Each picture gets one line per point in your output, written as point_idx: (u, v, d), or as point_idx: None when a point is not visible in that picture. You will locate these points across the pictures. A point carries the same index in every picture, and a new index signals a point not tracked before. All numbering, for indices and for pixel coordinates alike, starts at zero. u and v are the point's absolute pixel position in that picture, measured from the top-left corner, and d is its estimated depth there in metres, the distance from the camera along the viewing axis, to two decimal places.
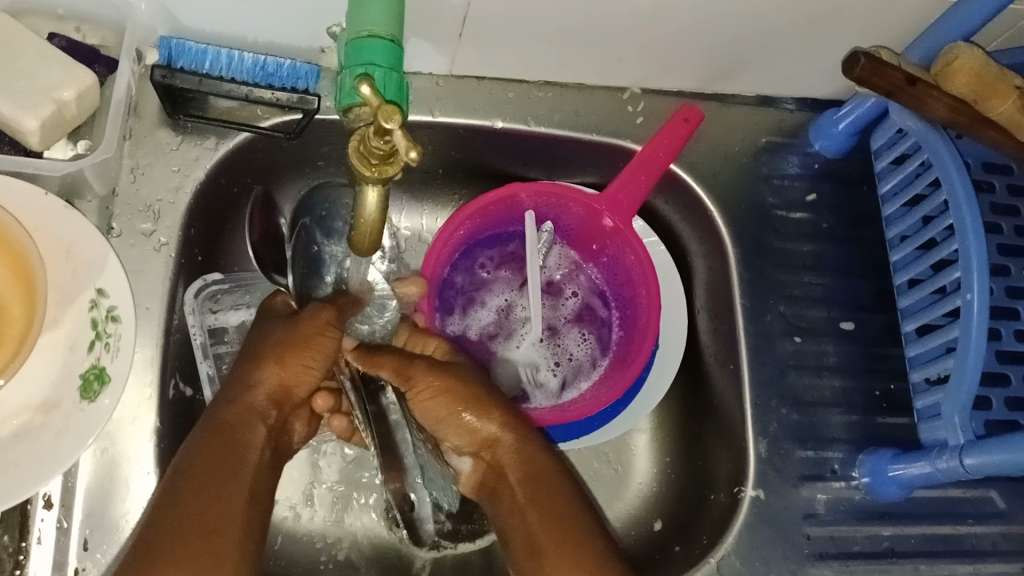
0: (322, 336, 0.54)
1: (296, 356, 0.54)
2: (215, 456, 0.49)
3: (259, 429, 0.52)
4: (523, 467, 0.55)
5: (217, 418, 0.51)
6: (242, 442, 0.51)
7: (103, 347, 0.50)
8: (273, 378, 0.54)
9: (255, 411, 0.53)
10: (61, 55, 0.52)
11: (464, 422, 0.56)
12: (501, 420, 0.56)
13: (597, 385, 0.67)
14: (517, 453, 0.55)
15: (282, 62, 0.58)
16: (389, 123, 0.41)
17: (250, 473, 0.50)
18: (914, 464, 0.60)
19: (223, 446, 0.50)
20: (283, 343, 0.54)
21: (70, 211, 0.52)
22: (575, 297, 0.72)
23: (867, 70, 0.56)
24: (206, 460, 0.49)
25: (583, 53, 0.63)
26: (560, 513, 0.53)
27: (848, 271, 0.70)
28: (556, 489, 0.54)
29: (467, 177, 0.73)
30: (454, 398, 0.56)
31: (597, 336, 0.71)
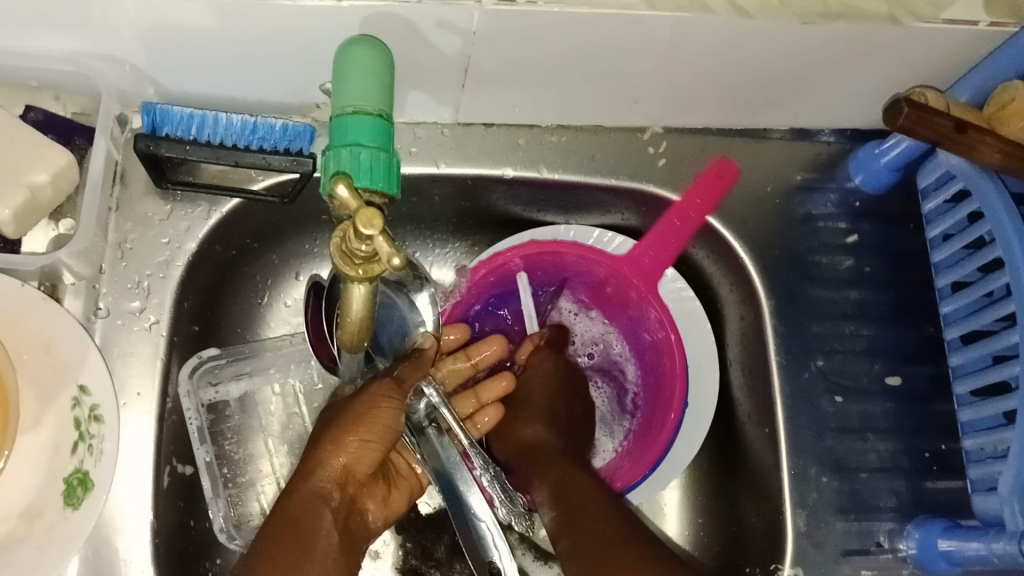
0: (380, 406, 0.51)
1: (353, 433, 0.52)
2: (295, 539, 0.49)
3: (327, 515, 0.51)
4: (561, 472, 0.59)
5: (286, 509, 0.50)
6: (313, 530, 0.50)
7: (87, 450, 0.47)
8: (337, 461, 0.53)
9: (323, 496, 0.52)
10: (34, 137, 0.49)
11: (533, 430, 0.65)
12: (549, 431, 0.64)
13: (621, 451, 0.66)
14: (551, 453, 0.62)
15: (273, 123, 0.55)
16: (369, 230, 0.37)
17: (319, 562, 0.49)
18: (968, 543, 0.56)
19: (294, 535, 0.49)
20: (338, 423, 0.52)
21: (49, 305, 0.48)
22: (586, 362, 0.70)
23: (911, 120, 0.50)
24: (281, 550, 0.48)
25: (595, 95, 0.59)
26: (614, 535, 0.53)
27: (895, 319, 0.64)
28: (584, 493, 0.57)
29: (480, 223, 0.68)
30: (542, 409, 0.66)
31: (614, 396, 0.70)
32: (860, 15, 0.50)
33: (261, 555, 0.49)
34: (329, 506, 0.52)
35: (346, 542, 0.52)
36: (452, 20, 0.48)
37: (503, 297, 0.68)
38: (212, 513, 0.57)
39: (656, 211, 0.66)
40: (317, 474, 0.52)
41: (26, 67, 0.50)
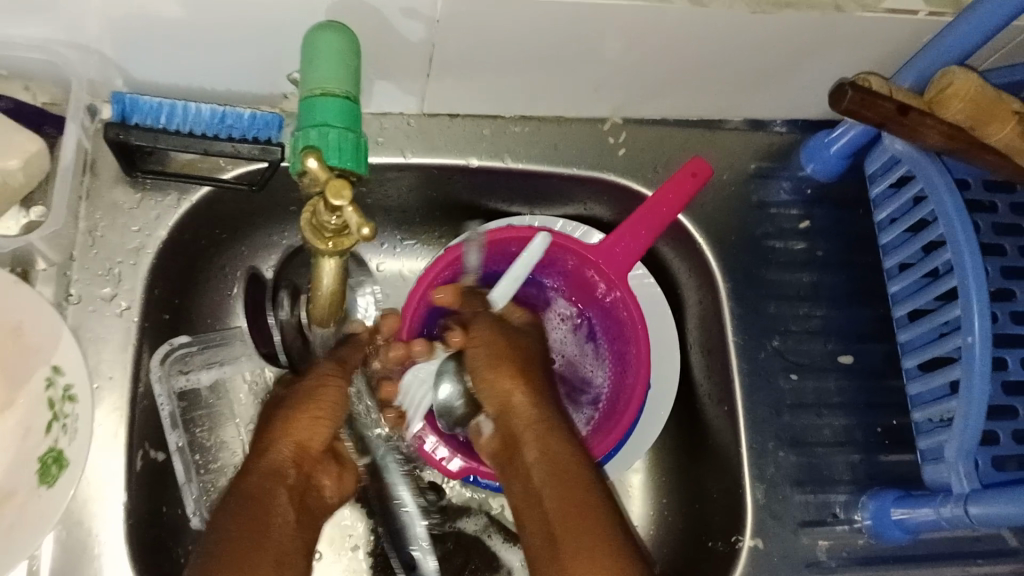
0: (326, 386, 0.55)
1: (303, 411, 0.53)
2: (250, 510, 0.48)
3: (283, 494, 0.50)
4: (543, 449, 0.52)
5: (241, 490, 0.49)
6: (270, 507, 0.49)
7: (61, 429, 0.48)
8: (288, 442, 0.53)
9: (278, 473, 0.51)
10: (5, 124, 0.50)
11: (502, 386, 0.55)
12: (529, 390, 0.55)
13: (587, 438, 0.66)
14: (535, 429, 0.53)
15: (242, 112, 0.57)
16: (338, 200, 0.38)
17: (278, 538, 0.48)
18: (919, 510, 0.58)
19: (250, 510, 0.48)
20: (289, 403, 0.54)
21: (21, 286, 0.49)
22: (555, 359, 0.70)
23: (856, 101, 0.52)
24: (236, 518, 0.47)
25: (556, 85, 0.61)
26: (572, 485, 0.50)
27: (846, 300, 0.67)
28: (576, 473, 0.50)
29: (446, 215, 0.70)
30: (506, 359, 0.56)
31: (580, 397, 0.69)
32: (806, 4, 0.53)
33: (220, 525, 0.47)
34: (286, 483, 0.51)
35: (305, 522, 0.51)
36: (416, 7, 0.50)
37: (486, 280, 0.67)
38: (185, 496, 0.58)
39: (618, 199, 0.68)
40: (271, 453, 0.52)
41: None
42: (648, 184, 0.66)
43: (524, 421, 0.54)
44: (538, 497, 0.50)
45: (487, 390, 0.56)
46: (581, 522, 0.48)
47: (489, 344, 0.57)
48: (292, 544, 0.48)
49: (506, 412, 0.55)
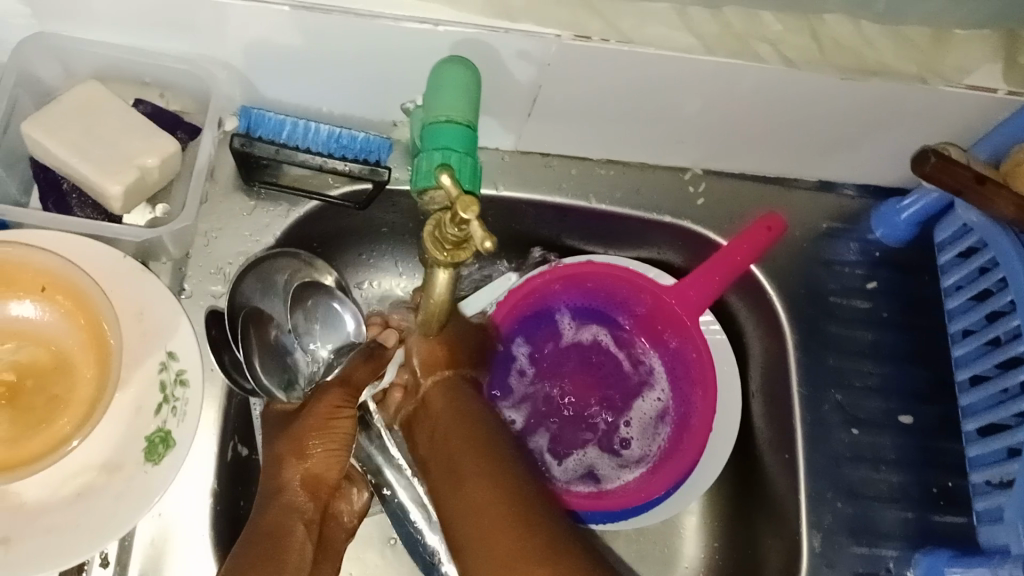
0: (340, 415, 0.56)
1: (315, 437, 0.55)
2: (266, 551, 0.50)
3: (300, 527, 0.53)
4: (479, 454, 0.52)
5: (260, 524, 0.52)
6: (284, 540, 0.51)
7: (170, 411, 0.51)
8: (298, 471, 0.54)
9: (292, 508, 0.53)
10: (146, 125, 0.54)
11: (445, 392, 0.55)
12: (470, 401, 0.55)
13: (643, 477, 0.67)
14: (474, 427, 0.53)
15: (357, 135, 0.60)
16: (466, 214, 0.41)
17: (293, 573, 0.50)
18: (973, 569, 0.59)
19: (268, 550, 0.50)
20: (296, 433, 0.55)
21: (147, 276, 0.53)
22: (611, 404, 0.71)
23: (936, 168, 0.56)
24: (251, 561, 0.49)
25: (646, 134, 0.64)
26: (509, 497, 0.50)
27: (907, 361, 0.69)
28: (520, 488, 0.50)
29: (525, 248, 0.73)
30: (449, 379, 0.56)
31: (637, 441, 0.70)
32: (894, 74, 0.56)
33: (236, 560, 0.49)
34: (303, 516, 0.53)
35: (325, 556, 0.54)
36: (531, 53, 0.53)
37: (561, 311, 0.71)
38: None
39: (692, 247, 0.71)
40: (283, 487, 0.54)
41: (142, 64, 0.56)
42: (722, 234, 0.69)
43: (447, 423, 0.54)
44: (455, 497, 0.51)
45: (429, 400, 0.55)
46: (515, 535, 0.48)
47: (432, 359, 0.56)
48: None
49: (433, 417, 0.55)
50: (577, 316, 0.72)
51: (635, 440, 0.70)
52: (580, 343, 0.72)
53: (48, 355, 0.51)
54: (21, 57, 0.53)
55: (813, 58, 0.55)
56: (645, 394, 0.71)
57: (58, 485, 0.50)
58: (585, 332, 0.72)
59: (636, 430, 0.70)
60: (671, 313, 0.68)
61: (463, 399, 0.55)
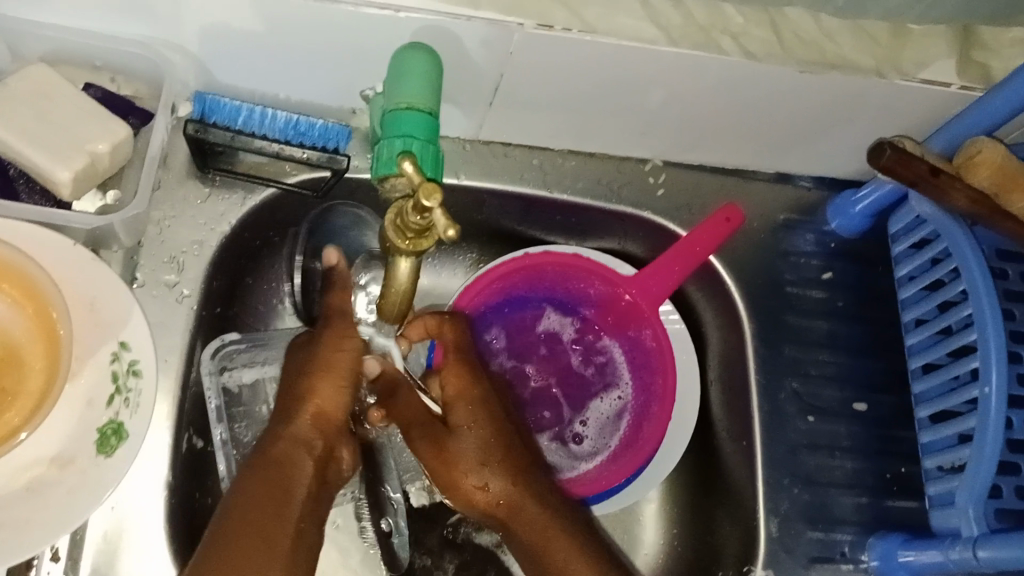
0: (340, 351, 0.54)
1: (327, 381, 0.54)
2: (263, 492, 0.51)
3: (306, 462, 0.53)
4: (529, 534, 0.59)
5: (264, 453, 0.53)
6: (292, 473, 0.53)
7: (123, 403, 0.50)
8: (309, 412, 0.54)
9: (297, 440, 0.54)
10: (97, 110, 0.52)
11: (470, 485, 0.59)
12: (504, 485, 0.59)
13: (604, 467, 0.68)
14: (519, 515, 0.59)
15: (314, 122, 0.59)
16: (429, 201, 0.41)
17: (295, 509, 0.52)
18: (924, 552, 0.60)
19: (271, 481, 0.52)
20: (315, 365, 0.55)
21: (97, 263, 0.51)
22: (574, 393, 0.71)
23: (893, 160, 0.57)
24: (249, 498, 0.51)
25: (608, 124, 0.64)
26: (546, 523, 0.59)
27: (862, 351, 0.70)
28: (576, 553, 0.58)
29: (485, 238, 0.73)
30: (458, 465, 0.58)
31: (596, 430, 0.71)
32: (852, 67, 0.57)
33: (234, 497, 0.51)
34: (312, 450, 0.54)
35: (325, 490, 0.54)
36: (494, 41, 0.53)
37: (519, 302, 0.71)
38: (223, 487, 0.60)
39: (652, 238, 0.71)
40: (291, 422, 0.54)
41: (93, 47, 0.54)
42: (682, 225, 0.70)
43: (481, 479, 0.59)
44: (535, 574, 0.59)
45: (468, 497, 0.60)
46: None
47: (434, 456, 0.58)
48: (308, 510, 0.53)
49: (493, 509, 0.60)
50: (538, 308, 0.72)
51: (592, 432, 0.71)
52: (538, 333, 0.72)
53: None
54: None
55: (774, 51, 0.55)
56: (604, 394, 0.71)
57: (7, 479, 0.49)
58: (544, 322, 0.72)
59: (591, 428, 0.71)
60: (631, 303, 0.68)
61: (487, 486, 0.59)
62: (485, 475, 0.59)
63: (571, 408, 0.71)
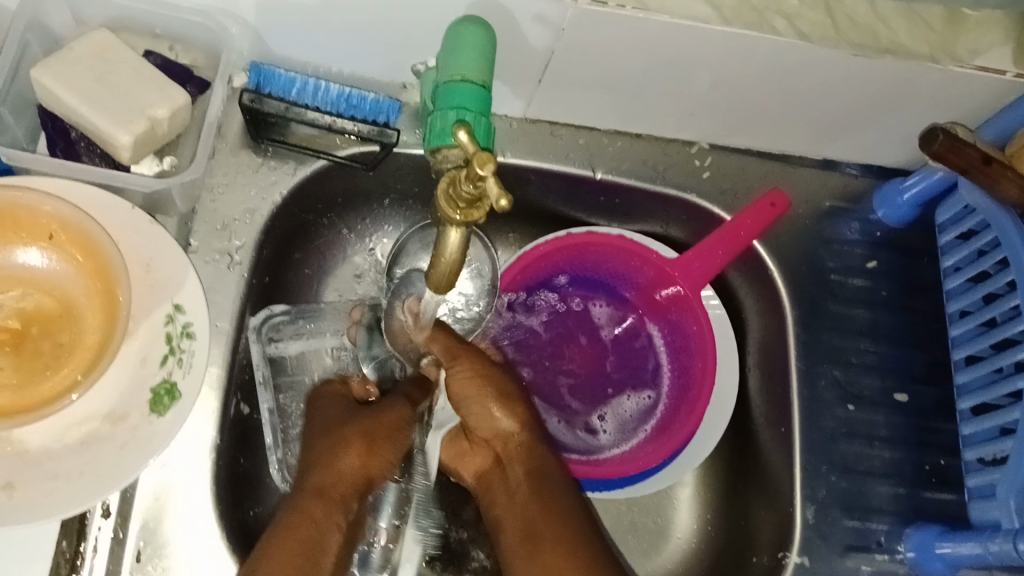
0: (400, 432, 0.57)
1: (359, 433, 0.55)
2: (308, 524, 0.50)
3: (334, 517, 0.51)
4: (528, 462, 0.57)
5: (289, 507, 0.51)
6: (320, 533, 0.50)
7: (176, 362, 0.51)
8: (354, 465, 0.54)
9: (336, 497, 0.52)
10: (157, 76, 0.54)
11: (490, 415, 0.59)
12: (520, 420, 0.59)
13: (634, 449, 0.68)
14: (524, 449, 0.58)
15: (366, 95, 0.59)
16: (482, 170, 0.41)
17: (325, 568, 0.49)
18: (963, 544, 0.60)
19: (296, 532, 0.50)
20: (372, 433, 0.55)
21: (155, 227, 0.53)
22: (599, 378, 0.72)
23: (945, 146, 0.57)
24: (288, 543, 0.49)
25: (655, 105, 0.64)
26: (554, 501, 0.55)
27: (903, 340, 0.70)
28: (558, 487, 0.56)
29: (528, 217, 0.74)
30: (491, 386, 0.59)
31: (617, 420, 0.71)
32: (906, 53, 0.56)
33: (274, 544, 0.49)
34: (331, 500, 0.52)
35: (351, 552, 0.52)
36: (547, 18, 0.53)
37: (555, 281, 0.72)
38: (269, 457, 0.61)
39: (696, 222, 0.71)
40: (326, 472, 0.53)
41: (155, 14, 0.55)
42: (726, 209, 0.70)
43: (514, 453, 0.58)
44: (523, 492, 0.56)
45: (479, 422, 0.59)
46: (558, 523, 0.54)
47: (468, 379, 0.59)
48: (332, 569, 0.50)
49: (499, 441, 0.59)
50: (578, 288, 0.73)
51: (614, 421, 0.71)
52: (575, 316, 0.73)
53: (55, 303, 0.52)
54: (32, 3, 0.52)
55: (827, 33, 0.55)
56: (633, 393, 0.71)
57: (61, 433, 0.50)
58: (586, 301, 0.73)
59: (613, 421, 0.71)
60: (674, 285, 0.68)
61: (499, 416, 0.58)
62: (506, 405, 0.59)
63: (595, 397, 0.71)
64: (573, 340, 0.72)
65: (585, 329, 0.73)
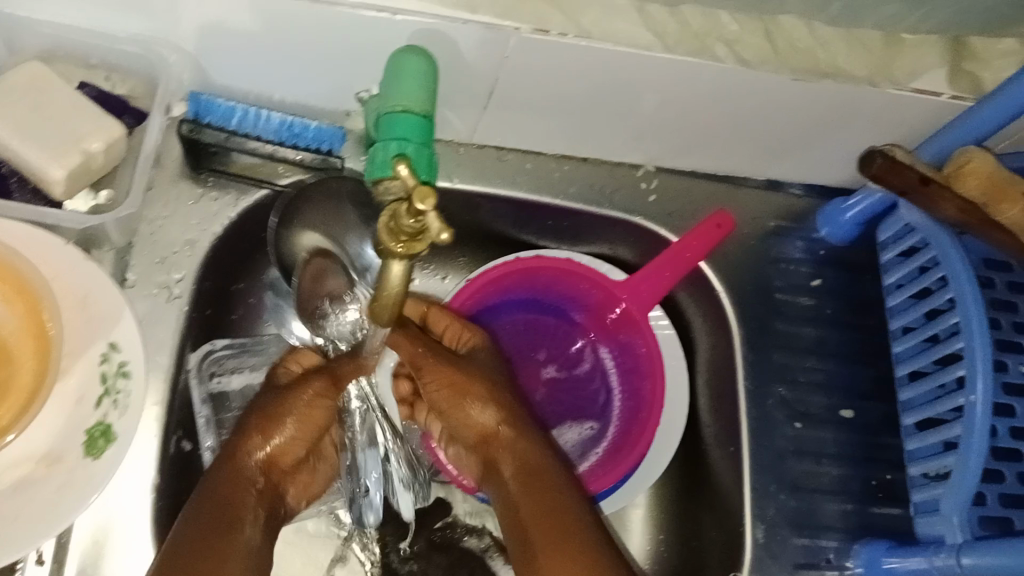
0: (315, 406, 0.58)
1: (276, 422, 0.57)
2: (225, 504, 0.53)
3: (249, 496, 0.55)
4: (518, 457, 0.58)
5: (206, 489, 0.53)
6: (231, 511, 0.53)
7: (112, 404, 0.50)
8: (257, 448, 0.56)
9: (247, 479, 0.55)
10: (91, 108, 0.52)
11: (466, 414, 0.59)
12: (501, 415, 0.59)
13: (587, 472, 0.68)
14: (511, 444, 0.58)
15: (309, 123, 0.59)
16: (423, 205, 0.40)
17: (238, 541, 0.52)
18: (910, 559, 0.61)
19: (211, 517, 0.52)
20: (271, 415, 0.57)
21: (89, 262, 0.52)
22: (543, 405, 0.72)
23: (883, 168, 0.60)
24: (204, 518, 0.52)
25: (601, 129, 0.64)
26: (545, 494, 0.56)
27: (849, 357, 0.71)
28: (548, 481, 0.57)
29: (477, 241, 0.73)
30: (465, 390, 0.58)
31: (556, 452, 0.71)
32: (844, 77, 0.57)
33: (189, 524, 0.51)
34: (243, 488, 0.55)
35: (272, 517, 0.57)
36: (489, 45, 0.53)
37: (503, 307, 0.71)
38: None
39: (643, 244, 0.72)
40: (239, 458, 0.55)
41: (89, 44, 0.54)
42: (673, 231, 0.70)
43: (506, 453, 0.58)
44: (515, 489, 0.57)
45: (465, 425, 0.59)
46: (554, 512, 0.55)
47: (443, 388, 0.58)
48: (255, 527, 0.54)
49: (486, 439, 0.59)
50: (529, 313, 0.73)
51: (552, 452, 0.71)
52: (522, 341, 0.73)
53: None
54: None
55: (767, 59, 0.55)
56: (574, 423, 0.71)
57: None
58: (535, 328, 0.73)
59: None
60: (622, 308, 0.69)
61: (478, 415, 0.59)
62: (484, 403, 0.59)
63: (538, 425, 0.71)
64: (521, 366, 0.72)
65: (531, 355, 0.73)
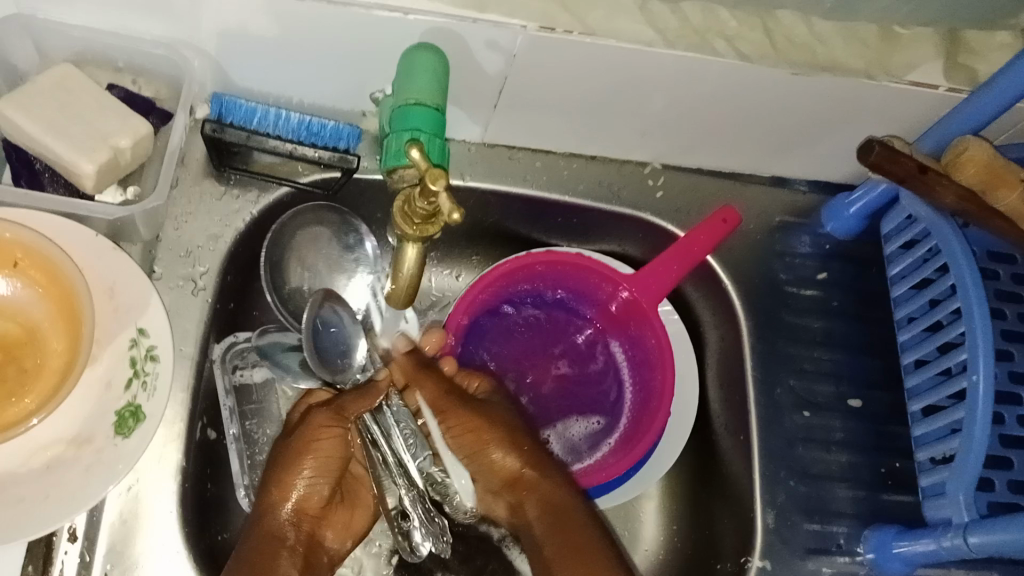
0: (323, 437, 0.57)
1: (299, 464, 0.57)
2: (262, 553, 0.53)
3: (284, 550, 0.54)
4: (542, 501, 0.59)
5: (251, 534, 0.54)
6: (270, 559, 0.53)
7: (140, 386, 0.52)
8: (283, 497, 0.56)
9: (279, 534, 0.55)
10: (119, 107, 0.55)
11: (490, 460, 0.59)
12: (525, 459, 0.60)
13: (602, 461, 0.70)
14: (535, 489, 0.59)
15: (326, 123, 0.61)
16: (435, 186, 0.42)
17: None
18: (918, 541, 0.61)
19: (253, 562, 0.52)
20: (287, 459, 0.57)
21: (118, 253, 0.54)
22: (552, 399, 0.73)
23: (882, 156, 0.60)
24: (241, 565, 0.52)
25: (608, 127, 0.66)
26: (568, 534, 0.56)
27: (857, 348, 0.72)
28: (571, 520, 0.57)
29: (491, 240, 0.75)
30: (484, 435, 0.59)
31: (564, 444, 0.72)
32: (844, 70, 0.59)
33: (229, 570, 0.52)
34: (282, 540, 0.55)
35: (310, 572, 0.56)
36: (498, 44, 0.55)
37: (515, 301, 0.73)
38: (236, 484, 0.62)
39: (651, 239, 0.74)
40: (268, 508, 0.56)
41: (117, 47, 0.57)
42: (681, 226, 0.72)
43: (529, 499, 0.59)
44: (540, 533, 0.58)
45: (485, 472, 0.60)
46: (582, 548, 0.56)
47: (466, 432, 0.59)
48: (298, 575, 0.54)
49: (510, 481, 0.60)
50: (541, 307, 0.74)
51: (560, 445, 0.72)
52: (532, 336, 0.74)
53: (20, 329, 0.52)
54: None
55: (766, 53, 0.57)
56: (582, 417, 0.73)
57: (26, 458, 0.51)
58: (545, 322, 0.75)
59: (561, 443, 0.72)
60: (632, 301, 0.70)
61: (501, 458, 0.59)
62: (509, 448, 0.60)
63: (545, 418, 0.72)
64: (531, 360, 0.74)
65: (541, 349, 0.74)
